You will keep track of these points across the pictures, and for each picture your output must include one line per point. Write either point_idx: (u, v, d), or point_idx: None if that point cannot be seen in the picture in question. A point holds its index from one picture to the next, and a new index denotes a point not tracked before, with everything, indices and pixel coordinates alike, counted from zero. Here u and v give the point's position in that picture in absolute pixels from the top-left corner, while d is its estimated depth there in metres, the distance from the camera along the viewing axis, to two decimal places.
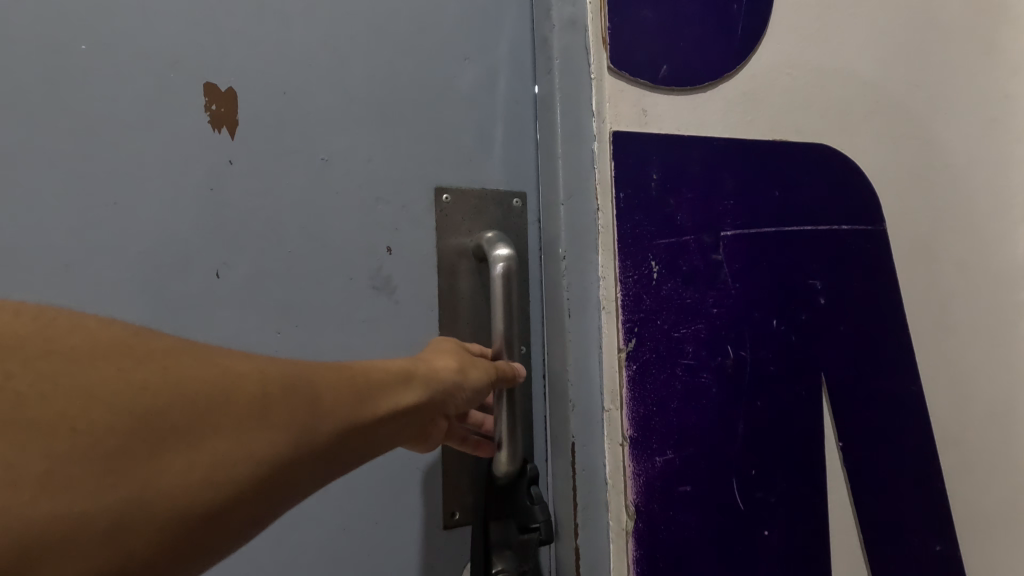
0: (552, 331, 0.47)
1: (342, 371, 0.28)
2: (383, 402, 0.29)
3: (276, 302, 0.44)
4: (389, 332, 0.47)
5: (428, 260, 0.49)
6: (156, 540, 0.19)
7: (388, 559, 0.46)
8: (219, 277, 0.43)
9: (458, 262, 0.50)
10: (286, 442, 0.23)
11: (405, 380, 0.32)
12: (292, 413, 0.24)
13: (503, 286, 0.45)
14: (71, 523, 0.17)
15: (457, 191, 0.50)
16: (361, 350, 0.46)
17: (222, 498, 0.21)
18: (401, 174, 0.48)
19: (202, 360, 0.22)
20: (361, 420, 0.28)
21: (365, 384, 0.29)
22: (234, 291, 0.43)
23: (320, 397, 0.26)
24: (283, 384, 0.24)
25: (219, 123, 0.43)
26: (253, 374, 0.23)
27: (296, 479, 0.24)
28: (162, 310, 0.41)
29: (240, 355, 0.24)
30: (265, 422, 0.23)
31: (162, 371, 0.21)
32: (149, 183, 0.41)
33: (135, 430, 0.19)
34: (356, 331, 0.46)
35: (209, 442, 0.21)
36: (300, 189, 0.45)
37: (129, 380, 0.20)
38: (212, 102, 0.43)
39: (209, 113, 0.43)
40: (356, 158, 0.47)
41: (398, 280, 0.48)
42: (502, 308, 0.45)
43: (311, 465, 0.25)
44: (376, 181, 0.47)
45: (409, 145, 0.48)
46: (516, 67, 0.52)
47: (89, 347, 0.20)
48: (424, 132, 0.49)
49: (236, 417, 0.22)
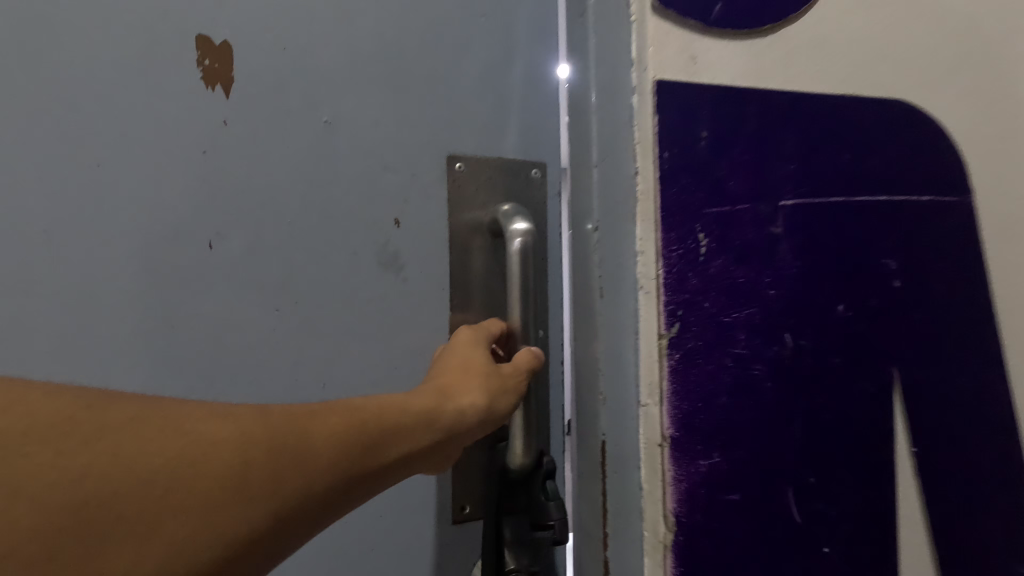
0: (582, 314, 0.45)
1: (337, 434, 0.30)
2: (374, 461, 0.32)
3: (274, 276, 0.46)
4: (396, 303, 0.49)
5: (439, 235, 0.50)
6: None
7: (385, 535, 0.49)
8: (212, 247, 0.45)
9: (472, 237, 0.50)
10: (266, 509, 0.26)
11: (401, 435, 0.34)
12: (270, 488, 0.27)
13: (517, 264, 0.44)
14: None
15: (471, 161, 0.50)
16: (361, 325, 0.48)
17: (199, 568, 0.24)
18: (410, 142, 0.49)
19: (194, 434, 0.26)
20: (349, 481, 0.30)
21: (360, 445, 0.31)
22: (227, 259, 0.45)
23: (308, 460, 0.28)
24: (267, 461, 0.27)
25: (212, 79, 0.45)
26: (239, 451, 0.26)
27: (278, 540, 0.27)
28: (154, 270, 0.44)
29: (234, 429, 0.27)
30: (243, 500, 0.26)
31: (152, 457, 0.24)
32: (146, 142, 0.44)
33: (124, 511, 0.23)
34: (357, 306, 0.48)
35: (191, 522, 0.24)
36: (302, 152, 0.47)
37: (121, 463, 0.24)
38: (207, 57, 0.45)
39: (203, 68, 0.45)
40: (360, 123, 0.48)
41: (405, 255, 0.49)
42: (517, 286, 0.45)
43: (290, 530, 0.28)
44: (384, 148, 0.48)
45: (420, 111, 0.49)
46: (536, 30, 0.52)
47: (90, 431, 0.24)
48: (435, 98, 0.49)
49: (216, 497, 0.25)
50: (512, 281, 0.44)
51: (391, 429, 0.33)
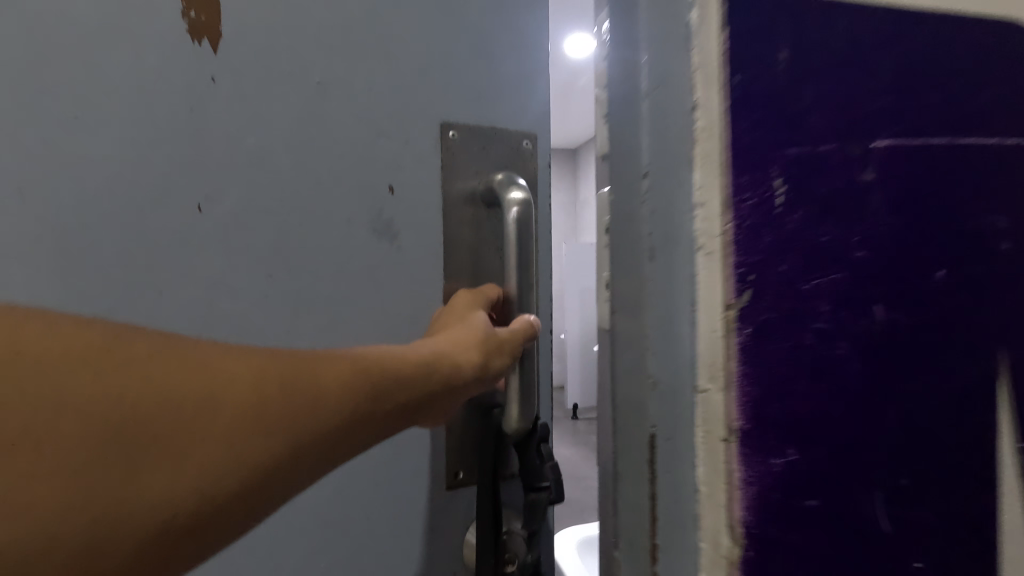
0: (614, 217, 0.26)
1: (355, 365, 0.28)
2: (395, 395, 0.29)
3: (267, 244, 0.43)
4: (393, 276, 0.47)
5: (436, 205, 0.48)
6: (134, 550, 0.20)
7: (385, 505, 0.48)
8: (201, 211, 0.42)
9: (467, 208, 0.49)
10: (282, 442, 0.24)
11: (420, 370, 0.31)
12: (289, 419, 0.24)
13: (513, 231, 0.43)
14: (44, 539, 0.18)
15: (464, 128, 0.48)
16: (357, 298, 0.46)
17: (207, 506, 0.22)
18: (405, 107, 0.46)
19: (199, 358, 0.22)
20: (369, 415, 0.28)
21: (381, 377, 0.29)
22: (218, 225, 0.42)
23: (328, 390, 0.26)
24: (282, 390, 0.24)
25: (199, 32, 0.41)
26: (250, 375, 0.23)
27: (292, 478, 0.24)
28: (138, 240, 0.40)
29: (243, 352, 0.24)
30: (257, 431, 0.23)
31: (150, 380, 0.21)
32: (125, 97, 0.40)
33: (119, 442, 0.20)
34: (356, 278, 0.46)
35: (193, 456, 0.21)
36: (295, 114, 0.43)
37: (114, 388, 0.20)
38: (192, 8, 0.41)
39: (188, 20, 0.41)
40: (355, 85, 0.45)
41: (400, 224, 0.47)
42: (513, 253, 0.44)
43: (310, 464, 0.25)
44: (380, 114, 0.46)
45: (416, 74, 0.47)
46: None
47: (74, 349, 0.20)
48: (432, 61, 0.47)
49: (226, 425, 0.22)
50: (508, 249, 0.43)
51: (411, 377, 0.31)
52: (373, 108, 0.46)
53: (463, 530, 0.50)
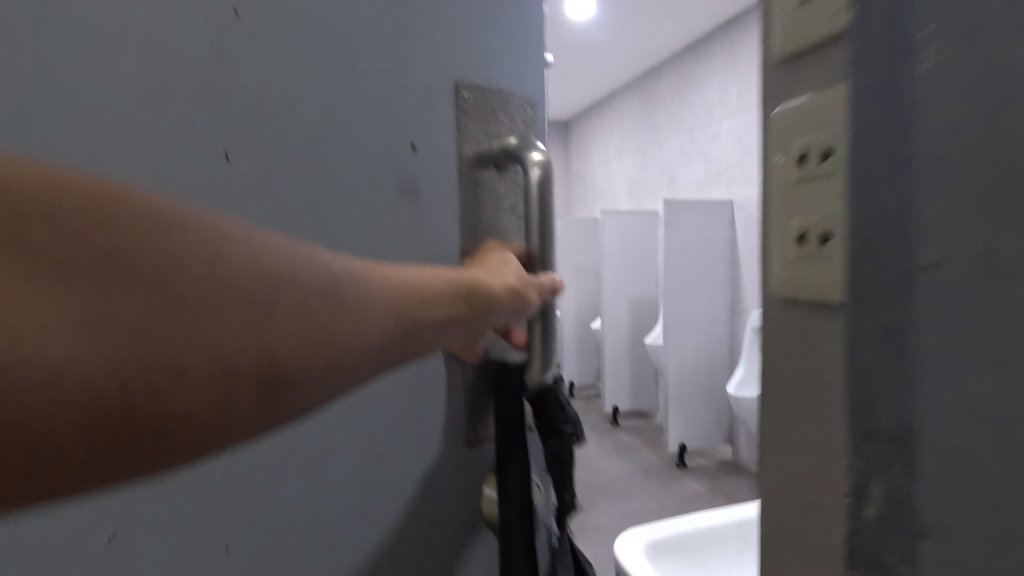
0: None
1: (345, 296, 0.36)
2: (373, 327, 0.38)
3: (296, 187, 0.54)
4: (413, 209, 0.64)
5: (454, 157, 0.69)
6: (177, 394, 0.28)
7: (398, 397, 0.68)
8: (227, 159, 0.50)
9: (476, 163, 0.70)
10: (286, 337, 0.32)
11: (393, 311, 0.40)
12: (290, 320, 0.33)
13: (534, 181, 0.64)
14: (120, 365, 0.26)
15: (472, 95, 0.70)
16: (377, 226, 0.61)
17: (228, 373, 0.30)
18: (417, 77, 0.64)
19: (240, 258, 0.31)
20: (352, 337, 0.36)
21: (363, 311, 0.37)
22: (242, 172, 0.51)
23: (322, 309, 0.35)
24: (291, 298, 0.33)
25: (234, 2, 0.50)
26: (270, 280, 0.32)
27: (291, 372, 0.32)
28: (168, 172, 0.47)
29: (268, 264, 0.33)
30: (270, 323, 0.32)
31: (205, 266, 0.29)
32: (151, 48, 0.46)
33: (177, 306, 0.28)
34: (368, 215, 0.60)
35: (225, 329, 0.30)
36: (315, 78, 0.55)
37: (182, 265, 0.29)
38: None
39: None
40: (367, 55, 0.59)
41: (421, 176, 0.65)
42: (535, 205, 0.65)
43: (306, 363, 0.33)
44: (398, 78, 0.62)
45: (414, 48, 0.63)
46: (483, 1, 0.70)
47: (158, 229, 0.28)
48: (427, 43, 0.65)
49: (248, 313, 0.31)
50: (529, 193, 0.64)
51: (386, 313, 0.40)
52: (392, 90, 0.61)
53: (482, 482, 0.79)
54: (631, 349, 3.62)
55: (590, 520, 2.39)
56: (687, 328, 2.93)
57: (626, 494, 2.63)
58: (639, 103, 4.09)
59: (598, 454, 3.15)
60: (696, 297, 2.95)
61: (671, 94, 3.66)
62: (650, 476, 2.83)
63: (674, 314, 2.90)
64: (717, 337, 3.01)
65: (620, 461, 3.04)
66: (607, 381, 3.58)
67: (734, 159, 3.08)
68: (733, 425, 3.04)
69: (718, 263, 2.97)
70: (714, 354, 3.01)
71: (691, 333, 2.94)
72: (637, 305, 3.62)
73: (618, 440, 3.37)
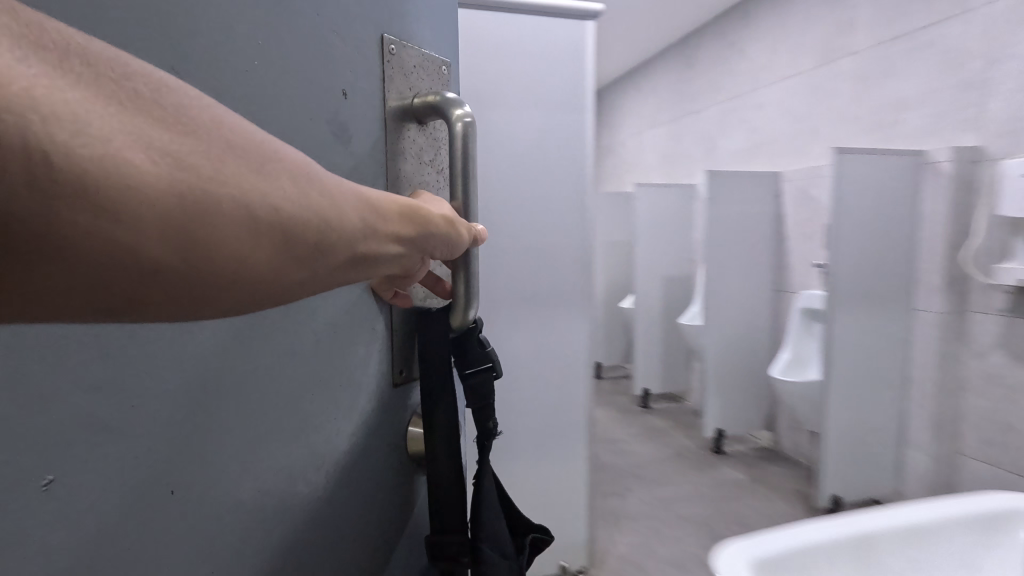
0: None
1: (384, 206, 0.35)
2: (403, 241, 0.37)
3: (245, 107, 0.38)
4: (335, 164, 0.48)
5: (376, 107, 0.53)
6: (233, 297, 0.27)
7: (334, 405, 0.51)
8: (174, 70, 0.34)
9: (404, 114, 0.57)
10: (335, 248, 0.30)
11: (418, 222, 0.39)
12: (342, 229, 0.31)
13: (460, 138, 0.52)
14: (181, 268, 0.24)
15: (397, 40, 0.56)
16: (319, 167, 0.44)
17: (281, 280, 0.28)
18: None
19: (294, 160, 0.28)
20: (387, 249, 0.35)
21: (396, 223, 0.36)
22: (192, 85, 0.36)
23: (367, 220, 0.33)
24: (343, 204, 0.31)
25: None
26: (320, 184, 0.30)
27: (330, 280, 0.32)
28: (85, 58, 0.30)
29: (317, 167, 0.30)
30: (327, 233, 0.30)
31: (259, 166, 0.26)
32: None
33: (242, 210, 0.25)
34: None
35: (287, 238, 0.27)
36: None
37: (239, 161, 0.25)
38: None
39: None
40: None
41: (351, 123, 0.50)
42: (460, 164, 0.52)
43: (344, 272, 0.32)
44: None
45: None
46: None
47: (212, 121, 0.25)
48: None
49: (309, 221, 0.28)
50: (459, 146, 0.51)
51: (414, 226, 0.38)
52: (321, 34, 0.46)
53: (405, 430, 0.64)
54: (664, 330, 3.48)
55: (623, 507, 2.27)
56: (725, 308, 2.77)
57: (660, 480, 2.50)
58: (677, 71, 3.88)
59: (629, 438, 3.03)
60: (735, 275, 2.78)
61: (710, 60, 3.45)
62: (684, 462, 2.70)
63: (712, 293, 2.74)
64: (757, 318, 2.85)
65: (653, 446, 2.91)
66: (638, 363, 3.45)
67: (780, 128, 2.87)
68: (774, 410, 2.89)
69: (760, 238, 2.80)
70: (754, 336, 2.84)
71: (729, 313, 2.78)
72: (671, 285, 3.46)
73: (648, 422, 3.27)
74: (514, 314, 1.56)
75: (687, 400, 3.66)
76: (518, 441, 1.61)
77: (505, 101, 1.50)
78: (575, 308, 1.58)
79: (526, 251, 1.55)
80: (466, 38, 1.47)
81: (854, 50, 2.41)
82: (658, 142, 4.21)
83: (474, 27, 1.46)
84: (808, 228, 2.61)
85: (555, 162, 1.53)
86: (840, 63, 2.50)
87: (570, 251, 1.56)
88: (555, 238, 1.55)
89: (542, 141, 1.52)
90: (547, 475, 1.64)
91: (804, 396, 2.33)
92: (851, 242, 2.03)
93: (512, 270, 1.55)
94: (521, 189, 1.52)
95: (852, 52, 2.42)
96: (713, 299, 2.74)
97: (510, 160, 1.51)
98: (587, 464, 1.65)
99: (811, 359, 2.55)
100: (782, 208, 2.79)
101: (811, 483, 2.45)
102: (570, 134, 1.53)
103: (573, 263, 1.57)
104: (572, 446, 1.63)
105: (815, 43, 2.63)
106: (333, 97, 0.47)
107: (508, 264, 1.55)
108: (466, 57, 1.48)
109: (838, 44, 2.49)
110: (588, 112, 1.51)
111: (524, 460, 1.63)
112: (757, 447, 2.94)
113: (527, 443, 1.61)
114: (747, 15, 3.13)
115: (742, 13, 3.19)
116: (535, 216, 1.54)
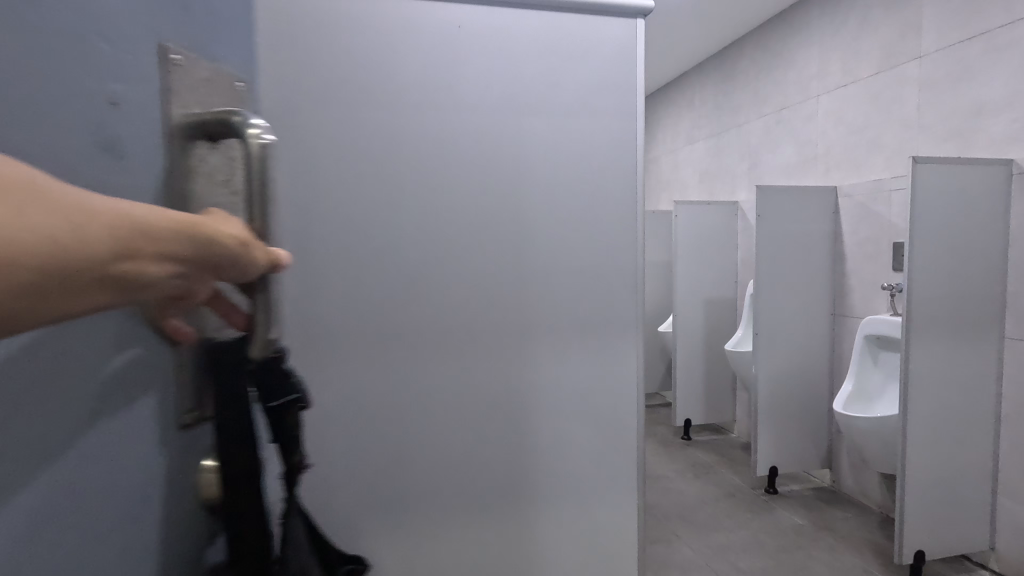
0: None
1: (130, 211, 0.32)
2: (165, 255, 0.33)
3: None
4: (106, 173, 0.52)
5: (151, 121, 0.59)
6: None
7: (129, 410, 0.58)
8: None
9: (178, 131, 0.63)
10: (65, 258, 0.27)
11: (182, 237, 0.35)
12: (72, 237, 0.27)
13: (257, 173, 0.56)
14: None
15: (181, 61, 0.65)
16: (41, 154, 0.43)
17: None
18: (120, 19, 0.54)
19: None
20: (147, 266, 0.32)
21: (153, 231, 0.33)
22: None
23: (103, 223, 0.29)
24: (69, 208, 0.28)
25: None
26: (28, 182, 0.26)
27: (65, 298, 0.28)
28: None
29: (22, 167, 0.27)
30: (51, 239, 0.26)
31: None
32: None
33: None
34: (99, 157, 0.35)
35: None
36: None
37: None
38: None
39: None
40: None
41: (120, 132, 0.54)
42: (257, 181, 0.56)
43: (82, 291, 0.29)
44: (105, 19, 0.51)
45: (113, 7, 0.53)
46: None
47: None
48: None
49: (23, 230, 0.25)
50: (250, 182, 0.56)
51: (181, 239, 0.35)
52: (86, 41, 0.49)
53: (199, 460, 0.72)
54: (706, 357, 3.24)
55: (671, 555, 2.04)
56: (778, 335, 2.53)
57: (710, 525, 2.26)
58: (713, 83, 3.67)
59: (671, 475, 2.79)
60: (789, 300, 2.54)
61: (751, 70, 3.22)
62: (736, 504, 2.45)
63: (764, 317, 2.51)
64: (814, 346, 2.59)
65: (698, 484, 2.67)
66: (678, 393, 3.21)
67: (834, 141, 2.61)
68: (834, 446, 2.62)
69: (816, 259, 2.56)
70: (810, 364, 2.59)
71: (783, 340, 2.54)
72: (713, 308, 3.24)
73: (692, 457, 3.03)
74: (558, 346, 1.38)
75: (732, 431, 3.40)
76: (563, 493, 1.40)
77: (548, 107, 1.34)
78: (628, 332, 1.43)
79: (571, 273, 1.38)
80: (500, 37, 1.30)
81: (919, 54, 2.15)
82: (694, 159, 3.97)
83: (517, 25, 1.30)
84: (871, 247, 2.38)
85: (606, 173, 1.38)
86: (904, 67, 2.23)
87: (621, 271, 1.41)
88: (603, 257, 1.39)
89: (591, 150, 1.37)
90: (595, 529, 1.43)
91: (876, 436, 2.07)
92: (934, 265, 1.78)
93: (556, 296, 1.37)
94: (568, 205, 1.36)
95: (918, 57, 2.16)
96: (764, 325, 2.51)
97: (556, 173, 1.35)
98: (639, 513, 1.46)
99: (878, 392, 2.31)
100: (839, 225, 2.55)
101: (884, 531, 2.18)
102: (623, 141, 1.39)
103: (624, 284, 1.42)
104: (623, 492, 1.44)
105: (873, 48, 2.38)
106: (93, 102, 0.50)
107: (550, 290, 1.37)
108: (505, 57, 1.30)
109: (901, 48, 2.23)
110: (643, 118, 1.38)
111: (570, 515, 1.41)
112: (816, 487, 2.66)
113: (572, 493, 1.41)
114: (791, 20, 2.90)
115: (783, 20, 2.97)
116: (581, 234, 1.38)
